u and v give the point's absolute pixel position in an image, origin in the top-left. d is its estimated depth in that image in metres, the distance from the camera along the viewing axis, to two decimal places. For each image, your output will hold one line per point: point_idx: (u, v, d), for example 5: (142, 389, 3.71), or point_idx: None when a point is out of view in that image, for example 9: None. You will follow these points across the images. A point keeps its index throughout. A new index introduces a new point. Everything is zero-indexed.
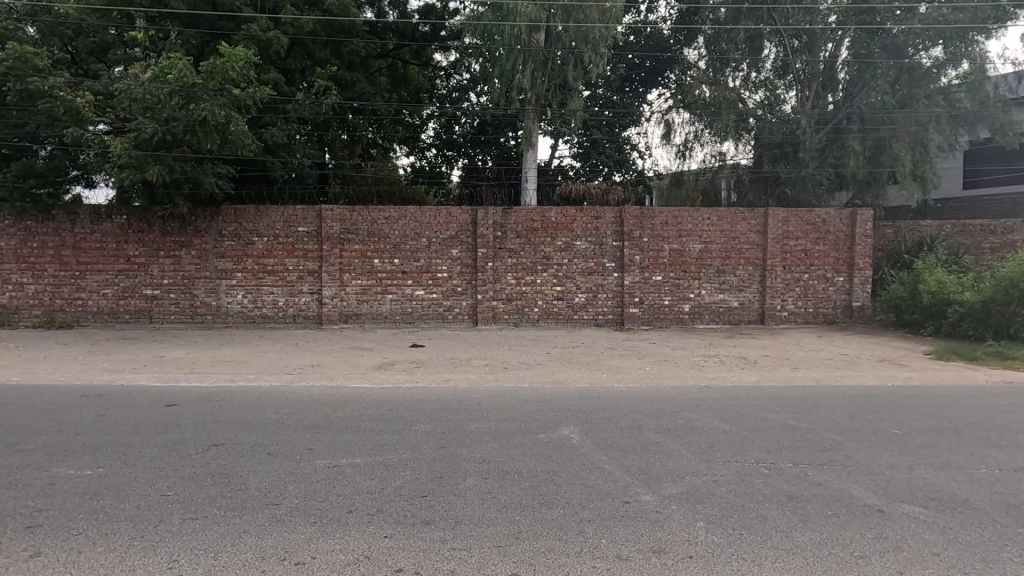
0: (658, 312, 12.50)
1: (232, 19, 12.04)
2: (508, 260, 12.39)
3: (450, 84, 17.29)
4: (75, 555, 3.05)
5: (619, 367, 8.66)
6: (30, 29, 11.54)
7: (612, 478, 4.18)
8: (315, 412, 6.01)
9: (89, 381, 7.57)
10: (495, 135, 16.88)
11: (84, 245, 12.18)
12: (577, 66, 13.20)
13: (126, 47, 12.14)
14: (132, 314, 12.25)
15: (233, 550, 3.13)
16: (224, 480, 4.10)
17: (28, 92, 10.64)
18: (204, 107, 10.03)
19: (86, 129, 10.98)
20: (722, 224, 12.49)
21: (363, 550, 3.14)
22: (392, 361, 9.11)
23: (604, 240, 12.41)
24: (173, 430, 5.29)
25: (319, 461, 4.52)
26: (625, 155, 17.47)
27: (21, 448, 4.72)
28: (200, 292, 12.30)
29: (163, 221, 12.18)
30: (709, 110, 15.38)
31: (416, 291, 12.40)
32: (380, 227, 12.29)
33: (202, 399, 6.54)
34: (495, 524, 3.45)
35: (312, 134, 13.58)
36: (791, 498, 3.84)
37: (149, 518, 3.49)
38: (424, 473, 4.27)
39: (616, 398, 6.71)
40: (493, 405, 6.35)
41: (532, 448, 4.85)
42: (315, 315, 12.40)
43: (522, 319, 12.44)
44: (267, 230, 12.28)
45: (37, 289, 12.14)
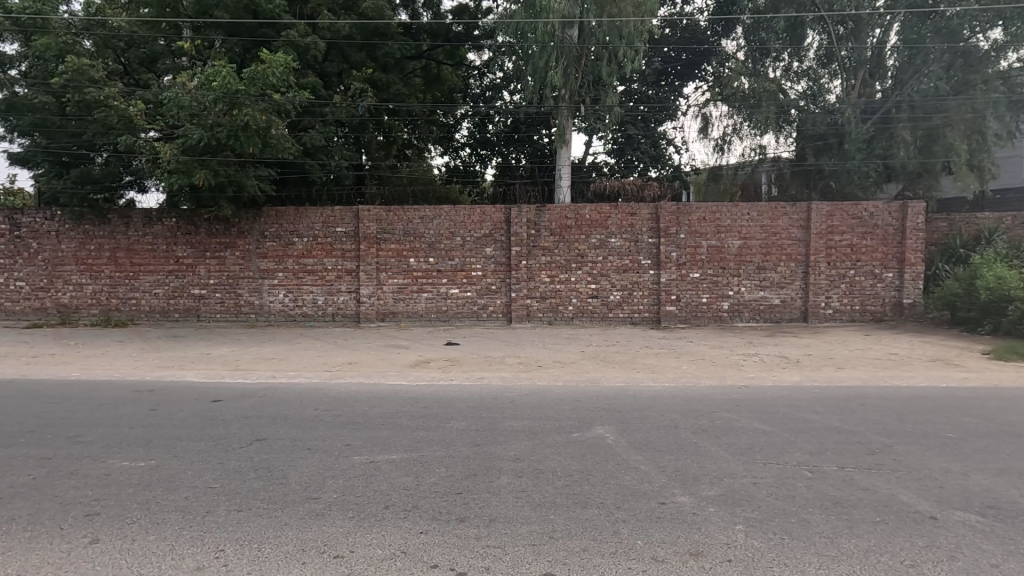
0: (695, 309, 12.26)
1: (271, 26, 12.39)
2: (542, 258, 12.37)
3: (483, 83, 17.41)
4: (130, 543, 3.20)
5: (655, 366, 8.52)
6: (86, 42, 12.08)
7: (648, 478, 4.12)
8: (354, 408, 6.15)
9: (142, 376, 7.96)
10: (528, 133, 16.86)
11: (137, 247, 12.78)
12: (612, 61, 12.92)
13: (174, 56, 12.64)
14: (181, 313, 12.80)
15: (276, 542, 3.23)
16: (267, 474, 4.23)
17: (85, 102, 11.20)
18: (246, 112, 10.37)
19: (138, 136, 11.49)
20: (762, 219, 12.13)
21: (399, 546, 3.18)
22: (427, 359, 9.20)
23: (639, 236, 12.25)
24: (219, 425, 5.50)
25: (356, 456, 4.62)
26: (661, 151, 17.17)
27: (80, 440, 4.99)
28: (244, 291, 12.74)
29: (209, 223, 12.66)
30: (748, 103, 15.05)
31: (451, 290, 12.52)
32: (415, 227, 12.45)
33: (246, 395, 6.78)
34: (529, 523, 3.44)
35: (349, 136, 13.86)
36: (836, 503, 3.71)
37: (197, 509, 3.64)
38: (458, 471, 4.30)
39: (650, 397, 6.59)
40: (527, 403, 6.34)
41: (566, 447, 4.82)
42: (353, 313, 12.67)
43: (556, 317, 12.40)
44: (307, 230, 12.60)
45: (94, 289, 12.82)
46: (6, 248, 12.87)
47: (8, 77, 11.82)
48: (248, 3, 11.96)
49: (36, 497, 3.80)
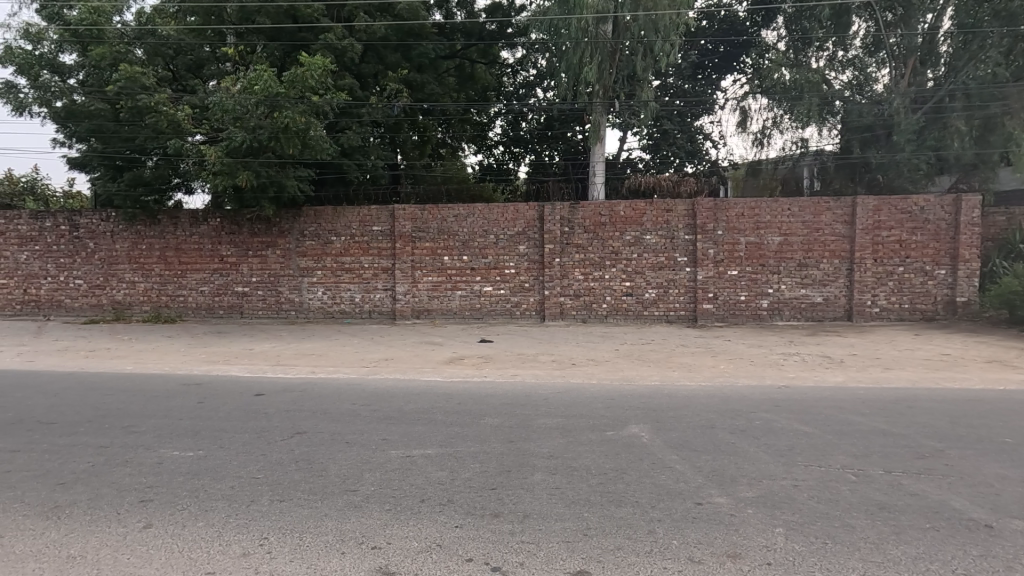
0: (732, 307, 11.99)
1: (310, 30, 12.67)
2: (574, 255, 12.31)
3: (517, 80, 17.44)
4: (181, 529, 3.36)
5: (691, 365, 8.37)
6: (138, 51, 12.66)
7: (683, 478, 4.07)
8: (390, 403, 6.28)
9: (190, 370, 8.32)
10: (562, 129, 16.83)
11: (185, 246, 13.31)
12: (648, 56, 12.79)
13: (219, 62, 13.09)
14: (226, 309, 13.28)
15: (317, 531, 3.32)
16: (308, 466, 4.37)
17: (137, 108, 11.72)
18: (286, 114, 10.67)
19: (185, 140, 11.95)
20: (803, 215, 11.77)
21: (435, 539, 3.24)
22: (461, 356, 9.29)
23: (675, 233, 12.06)
24: (262, 418, 5.69)
25: (393, 450, 4.72)
26: (697, 146, 16.82)
27: (134, 430, 5.25)
28: (285, 288, 13.12)
29: (252, 223, 13.08)
30: (789, 94, 14.63)
31: (484, 287, 12.59)
32: (449, 225, 12.58)
33: (287, 389, 7.00)
34: (563, 520, 3.45)
35: (385, 136, 14.10)
36: (882, 508, 3.57)
37: (242, 498, 3.78)
38: (492, 466, 4.34)
39: (685, 397, 6.49)
40: (561, 401, 6.35)
41: (600, 445, 4.80)
42: (389, 311, 12.90)
43: (590, 315, 12.34)
44: (344, 229, 12.89)
45: (146, 286, 13.43)
46: (66, 248, 13.61)
47: (67, 86, 12.46)
48: (288, 9, 12.28)
49: (95, 483, 4.03)
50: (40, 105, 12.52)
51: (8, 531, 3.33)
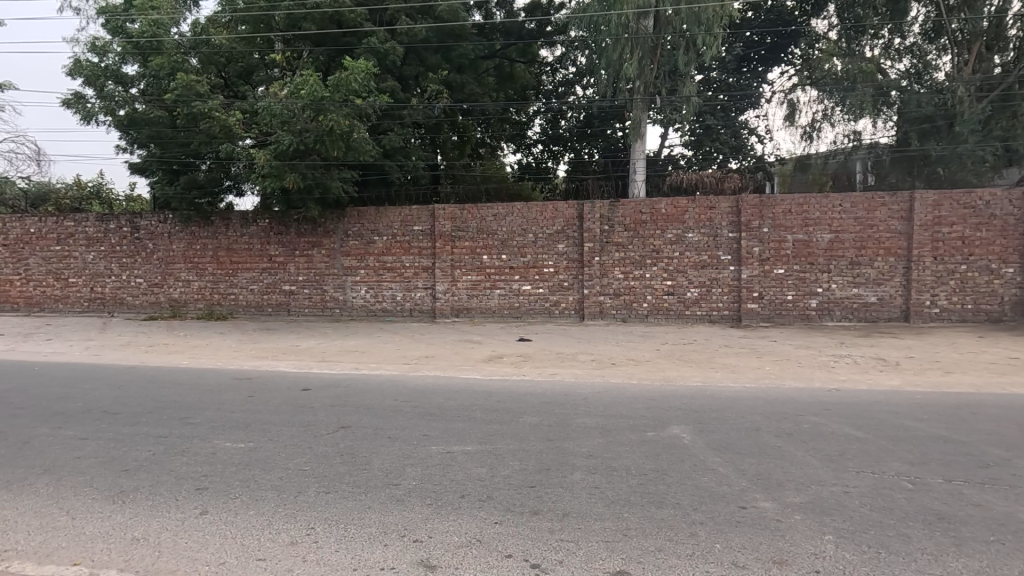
0: (779, 307, 11.61)
1: (354, 34, 12.94)
2: (615, 254, 12.19)
3: (556, 78, 17.40)
4: (233, 516, 3.51)
5: (735, 366, 8.17)
6: (193, 60, 13.28)
7: (726, 481, 3.98)
8: (430, 400, 6.38)
9: (241, 365, 8.68)
10: (602, 127, 16.70)
11: (236, 247, 13.87)
12: (690, 49, 12.52)
13: (267, 68, 13.56)
14: (274, 307, 13.77)
15: (360, 523, 3.41)
16: (352, 459, 4.49)
17: (192, 115, 12.25)
18: (331, 117, 10.98)
19: (236, 144, 12.43)
20: (856, 211, 11.29)
21: (475, 534, 3.28)
22: (500, 354, 9.35)
23: (718, 231, 11.78)
24: (308, 412, 5.89)
25: (434, 446, 4.79)
26: (742, 141, 16.34)
27: (190, 421, 5.52)
28: (330, 287, 13.50)
29: (298, 223, 13.51)
30: (841, 85, 13.94)
31: (523, 286, 12.61)
32: (488, 224, 12.66)
33: (331, 385, 7.22)
34: (603, 519, 3.43)
35: (425, 137, 14.31)
36: (942, 518, 3.39)
37: (290, 489, 3.92)
38: (531, 464, 4.35)
39: (729, 399, 6.33)
40: (600, 401, 6.30)
41: (640, 445, 4.74)
42: (429, 309, 13.09)
43: (630, 314, 12.19)
44: (386, 230, 13.16)
45: (200, 285, 14.08)
46: (128, 248, 14.40)
47: (129, 95, 13.18)
48: (333, 14, 12.60)
49: (155, 470, 4.25)
50: (105, 114, 13.28)
51: (78, 513, 3.55)
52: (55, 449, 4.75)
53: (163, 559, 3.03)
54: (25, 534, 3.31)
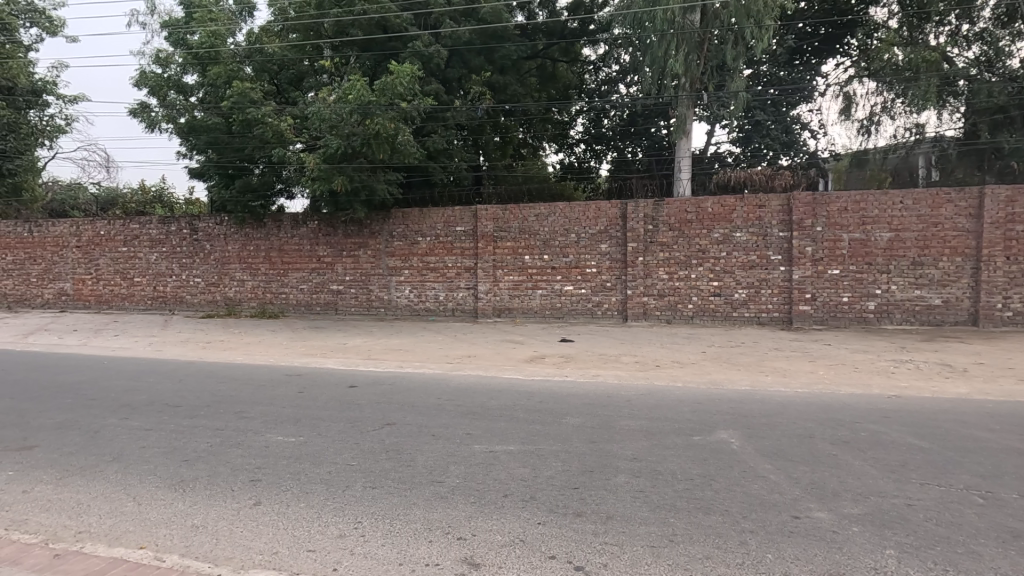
0: (833, 309, 11.12)
1: (400, 39, 13.21)
2: (659, 254, 11.96)
3: (599, 77, 17.26)
4: (286, 507, 3.64)
5: (787, 370, 7.87)
6: (248, 68, 13.84)
7: (778, 489, 3.83)
8: (472, 399, 6.43)
9: (292, 362, 9.00)
10: (645, 125, 16.41)
11: (287, 247, 14.37)
12: (738, 43, 12.16)
13: (317, 74, 13.98)
14: (323, 306, 14.19)
15: (406, 519, 3.47)
16: (396, 455, 4.57)
17: (247, 121, 12.76)
18: (378, 121, 11.25)
19: (287, 148, 12.86)
20: (918, 208, 10.70)
21: (518, 534, 3.28)
22: (542, 355, 9.33)
23: (769, 230, 11.39)
24: (354, 408, 6.04)
25: (477, 445, 4.82)
26: (794, 136, 15.72)
27: (244, 415, 5.76)
28: (375, 287, 13.80)
29: (345, 225, 13.87)
30: (901, 76, 13.26)
31: (565, 287, 12.55)
32: (531, 224, 12.67)
33: (377, 382, 7.39)
34: (648, 524, 3.36)
35: (468, 138, 14.43)
36: (1017, 536, 3.17)
37: (339, 483, 4.02)
38: (575, 466, 4.32)
39: (781, 404, 6.10)
40: (644, 403, 6.19)
41: (686, 450, 4.63)
42: (471, 309, 13.19)
43: (674, 316, 11.94)
44: (429, 230, 13.36)
45: (254, 284, 14.67)
46: (187, 249, 15.14)
47: (188, 103, 13.85)
48: (380, 20, 12.89)
49: (213, 461, 4.45)
50: (167, 122, 14.00)
51: (144, 500, 3.76)
52: (122, 438, 5.04)
53: (221, 547, 3.16)
54: (97, 517, 3.52)
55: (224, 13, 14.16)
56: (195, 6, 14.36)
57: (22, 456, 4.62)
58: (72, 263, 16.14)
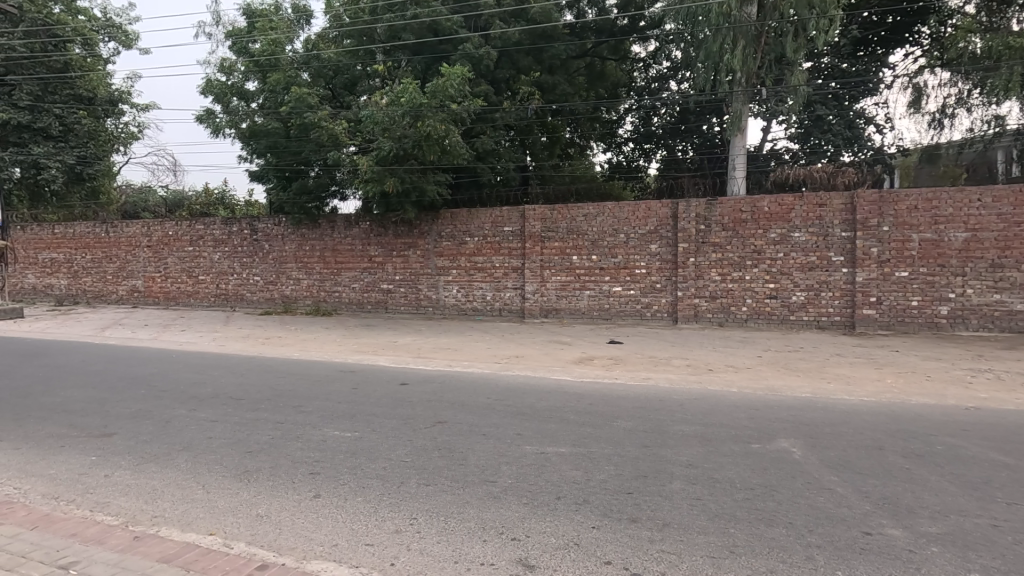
0: (901, 313, 10.52)
1: (450, 41, 13.36)
2: (712, 255, 11.63)
3: (649, 74, 16.98)
4: (343, 501, 3.74)
5: (851, 377, 7.48)
6: (305, 74, 14.31)
7: (846, 502, 3.65)
8: (521, 399, 6.44)
9: (346, 359, 9.25)
10: (697, 122, 16.01)
11: (340, 247, 14.81)
12: (799, 35, 11.67)
13: (370, 78, 14.34)
14: (373, 304, 14.54)
15: (460, 517, 3.50)
16: (448, 454, 4.61)
17: (304, 124, 13.20)
18: (429, 123, 11.43)
19: (341, 151, 13.24)
20: (997, 206, 9.98)
21: (572, 537, 3.25)
22: (590, 356, 9.26)
23: (830, 230, 10.89)
24: (407, 405, 6.16)
25: (528, 446, 4.82)
26: (858, 131, 14.94)
27: (303, 409, 5.96)
28: (424, 286, 14.03)
29: (396, 225, 14.17)
30: (979, 66, 12.43)
31: (613, 287, 12.39)
32: (579, 224, 12.58)
33: (427, 380, 7.51)
34: (707, 533, 3.26)
35: (515, 138, 14.46)
36: None
37: (394, 479, 4.10)
38: (628, 470, 4.25)
39: (845, 412, 5.81)
40: (697, 408, 6.03)
41: (744, 458, 4.47)
42: (518, 309, 13.21)
43: (727, 318, 11.59)
44: (477, 230, 13.48)
45: (309, 283, 15.20)
46: (247, 249, 15.83)
47: (250, 109, 14.49)
48: (430, 23, 13.09)
49: (274, 453, 4.63)
50: (230, 127, 14.68)
51: (212, 488, 3.95)
52: (191, 428, 5.32)
53: (283, 537, 3.27)
54: (171, 502, 3.72)
55: (283, 21, 14.78)
56: (257, 16, 15.00)
57: (103, 442, 4.94)
58: (144, 262, 17.17)
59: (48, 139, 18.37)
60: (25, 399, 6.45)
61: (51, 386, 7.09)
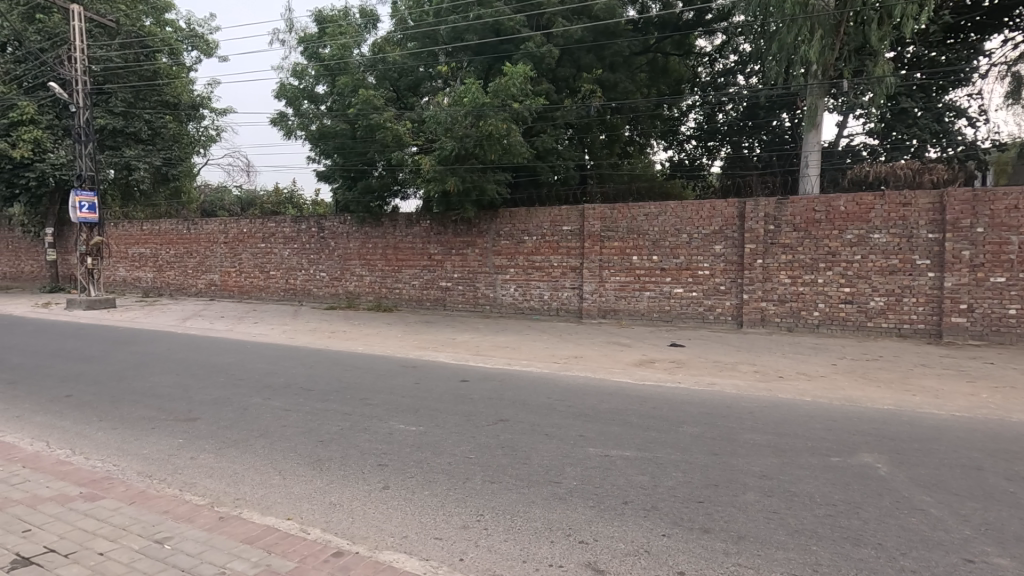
0: (995, 323, 9.68)
1: (513, 41, 13.42)
2: (781, 256, 11.11)
3: (715, 69, 16.44)
4: (411, 493, 3.81)
5: (940, 390, 6.94)
6: (370, 77, 14.74)
7: (943, 526, 3.37)
8: (582, 400, 6.35)
9: (406, 354, 9.46)
10: (767, 118, 15.32)
11: (401, 245, 15.19)
12: (885, 22, 10.87)
13: (432, 80, 14.63)
14: (432, 301, 14.82)
15: (526, 517, 3.48)
16: (512, 452, 4.61)
17: (370, 126, 13.58)
18: (490, 122, 11.52)
19: (404, 151, 13.55)
20: None
21: (643, 544, 3.16)
22: (651, 359, 9.04)
23: (914, 231, 10.16)
24: (469, 402, 6.22)
25: (591, 448, 4.74)
26: (947, 125, 13.87)
27: (369, 402, 6.13)
28: (482, 285, 14.15)
29: (455, 224, 14.36)
30: None
31: (675, 289, 12.05)
32: (639, 224, 12.33)
33: (487, 378, 7.56)
34: (787, 549, 3.10)
35: (575, 137, 14.35)
36: None
37: (460, 475, 4.14)
38: (697, 478, 4.10)
39: (934, 428, 5.39)
40: (769, 416, 5.77)
41: (824, 472, 4.22)
42: (576, 309, 13.10)
43: (797, 323, 11.04)
44: (535, 230, 13.46)
45: (371, 280, 15.68)
46: (314, 246, 16.50)
47: (318, 112, 15.04)
48: (493, 24, 13.19)
49: (344, 444, 4.78)
50: (300, 130, 15.31)
51: (288, 474, 4.12)
52: (266, 416, 5.58)
53: (356, 526, 3.35)
54: (251, 486, 3.91)
55: (352, 26, 15.28)
56: (327, 23, 15.63)
57: (188, 426, 5.25)
58: (221, 257, 18.23)
59: (138, 142, 19.82)
60: (120, 382, 6.99)
61: (142, 371, 7.64)
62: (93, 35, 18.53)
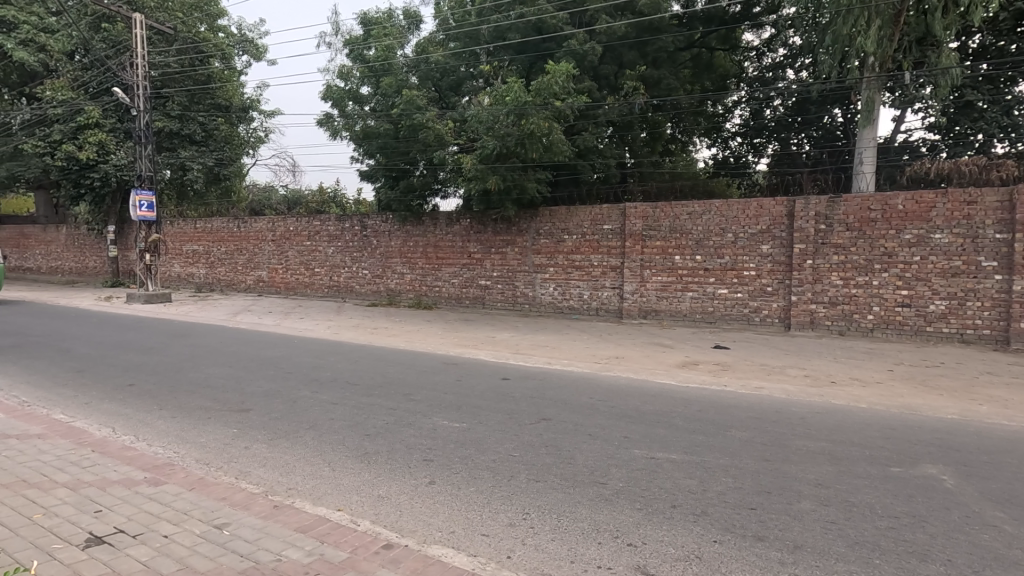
0: None
1: (554, 40, 13.41)
2: (833, 257, 10.68)
3: (762, 64, 15.92)
4: (457, 489, 3.83)
5: (1009, 400, 6.53)
6: (413, 77, 14.91)
7: (1020, 544, 3.16)
8: (625, 401, 6.26)
9: (447, 351, 9.55)
10: (818, 113, 14.73)
11: (441, 244, 15.35)
12: (950, 11, 10.29)
13: (474, 79, 14.70)
14: (471, 299, 14.92)
15: (572, 517, 3.45)
16: (556, 452, 4.59)
17: (413, 126, 13.75)
18: (532, 120, 11.48)
19: (446, 150, 13.66)
20: None
21: (693, 550, 3.08)
22: (695, 361, 8.84)
23: (980, 231, 9.60)
24: (510, 400, 6.23)
25: (636, 449, 4.67)
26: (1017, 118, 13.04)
27: (412, 398, 6.21)
28: (521, 284, 14.16)
29: (495, 223, 14.40)
30: None
31: (719, 289, 11.75)
32: (683, 223, 12.08)
33: (528, 376, 7.56)
34: (848, 562, 2.97)
35: (616, 135, 14.17)
36: None
37: (504, 472, 4.14)
38: (748, 484, 3.97)
39: (1004, 440, 5.07)
40: (822, 423, 5.55)
41: (884, 482, 4.03)
42: (616, 309, 12.96)
43: (849, 327, 10.61)
44: (576, 229, 13.36)
45: (411, 277, 15.91)
46: (357, 244, 16.85)
47: (362, 112, 15.34)
48: (536, 22, 13.17)
49: (390, 438, 4.86)
50: (346, 130, 15.65)
51: (337, 467, 4.21)
52: (314, 409, 5.72)
53: (404, 520, 3.40)
54: (302, 477, 4.01)
55: (396, 27, 15.53)
56: (372, 25, 15.90)
57: (241, 416, 5.44)
58: (268, 254, 18.83)
59: (192, 144, 20.69)
60: (176, 373, 7.29)
61: (197, 363, 7.96)
62: (152, 42, 19.38)
